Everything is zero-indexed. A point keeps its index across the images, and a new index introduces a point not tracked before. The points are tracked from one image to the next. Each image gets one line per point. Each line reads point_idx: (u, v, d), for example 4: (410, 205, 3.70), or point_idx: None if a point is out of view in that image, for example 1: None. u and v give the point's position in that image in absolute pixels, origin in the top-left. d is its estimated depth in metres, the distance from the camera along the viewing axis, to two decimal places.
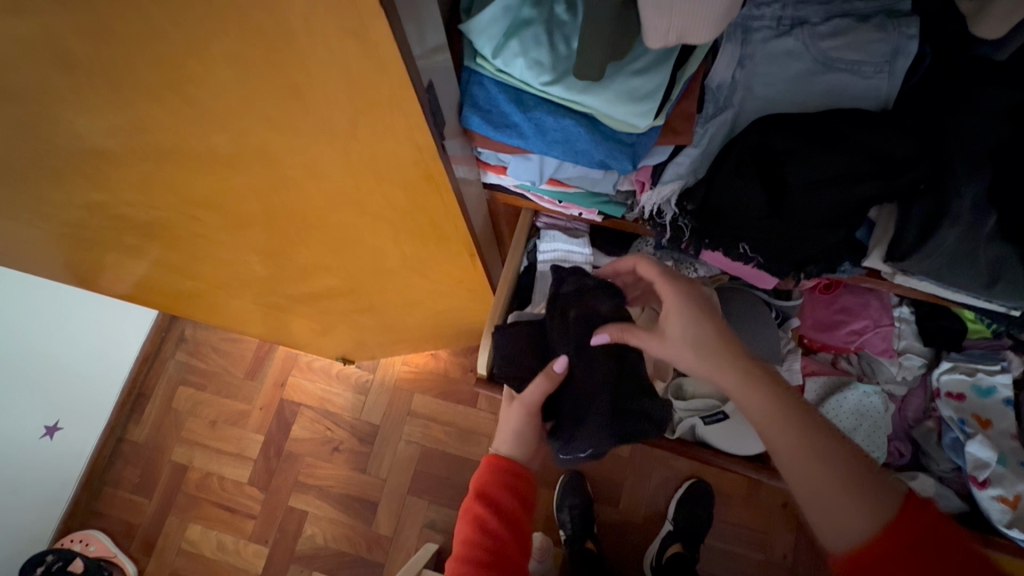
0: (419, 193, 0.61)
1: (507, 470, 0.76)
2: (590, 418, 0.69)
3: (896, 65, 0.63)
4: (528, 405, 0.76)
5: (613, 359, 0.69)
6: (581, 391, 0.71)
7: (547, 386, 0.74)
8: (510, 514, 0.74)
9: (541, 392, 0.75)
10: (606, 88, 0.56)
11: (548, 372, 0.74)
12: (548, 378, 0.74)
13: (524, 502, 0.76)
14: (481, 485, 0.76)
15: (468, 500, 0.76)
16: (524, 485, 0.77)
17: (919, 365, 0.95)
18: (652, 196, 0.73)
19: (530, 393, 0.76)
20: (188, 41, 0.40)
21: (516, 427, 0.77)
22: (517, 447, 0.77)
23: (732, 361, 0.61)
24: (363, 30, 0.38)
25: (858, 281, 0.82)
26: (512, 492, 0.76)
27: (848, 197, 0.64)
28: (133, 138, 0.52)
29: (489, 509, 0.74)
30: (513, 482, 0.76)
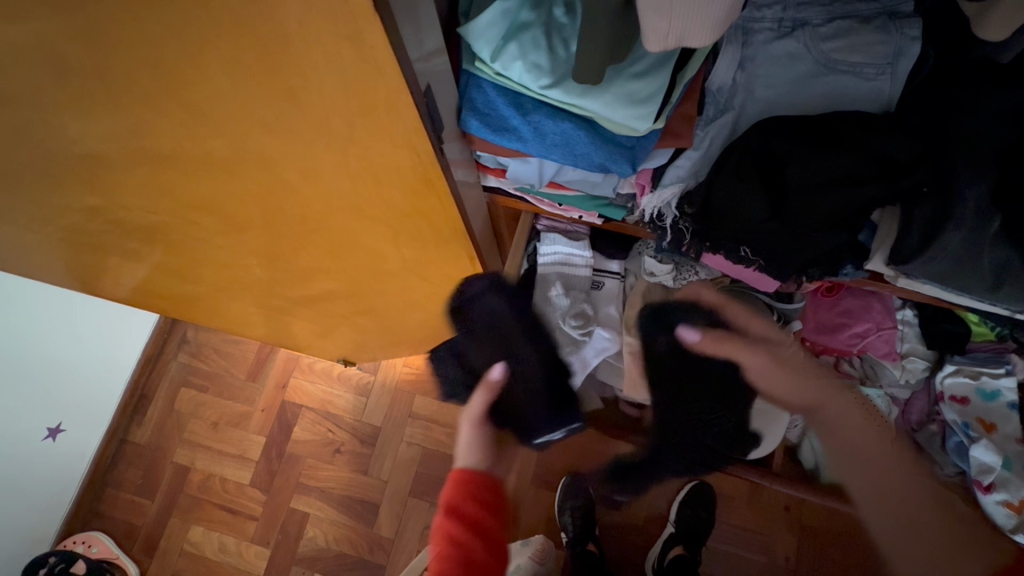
0: (418, 196, 0.60)
1: (470, 481, 0.74)
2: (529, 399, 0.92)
3: (898, 67, 0.63)
4: (474, 415, 0.84)
5: (540, 356, 0.92)
6: (517, 389, 0.90)
7: (488, 395, 0.87)
8: (482, 525, 0.71)
9: (483, 402, 0.86)
10: (605, 91, 0.56)
11: (488, 382, 0.88)
12: (489, 388, 0.87)
13: (494, 510, 0.73)
14: (448, 501, 0.73)
15: (438, 517, 0.73)
16: (493, 493, 0.74)
17: (923, 368, 0.94)
18: (653, 200, 0.73)
19: (474, 406, 0.86)
20: (181, 44, 0.40)
21: (467, 442, 0.79)
22: (474, 457, 0.77)
23: (822, 383, 0.85)
24: (357, 34, 0.38)
25: (860, 284, 0.81)
26: (481, 502, 0.73)
27: (852, 200, 0.63)
28: (129, 143, 0.52)
29: (460, 526, 0.70)
30: (482, 493, 0.73)
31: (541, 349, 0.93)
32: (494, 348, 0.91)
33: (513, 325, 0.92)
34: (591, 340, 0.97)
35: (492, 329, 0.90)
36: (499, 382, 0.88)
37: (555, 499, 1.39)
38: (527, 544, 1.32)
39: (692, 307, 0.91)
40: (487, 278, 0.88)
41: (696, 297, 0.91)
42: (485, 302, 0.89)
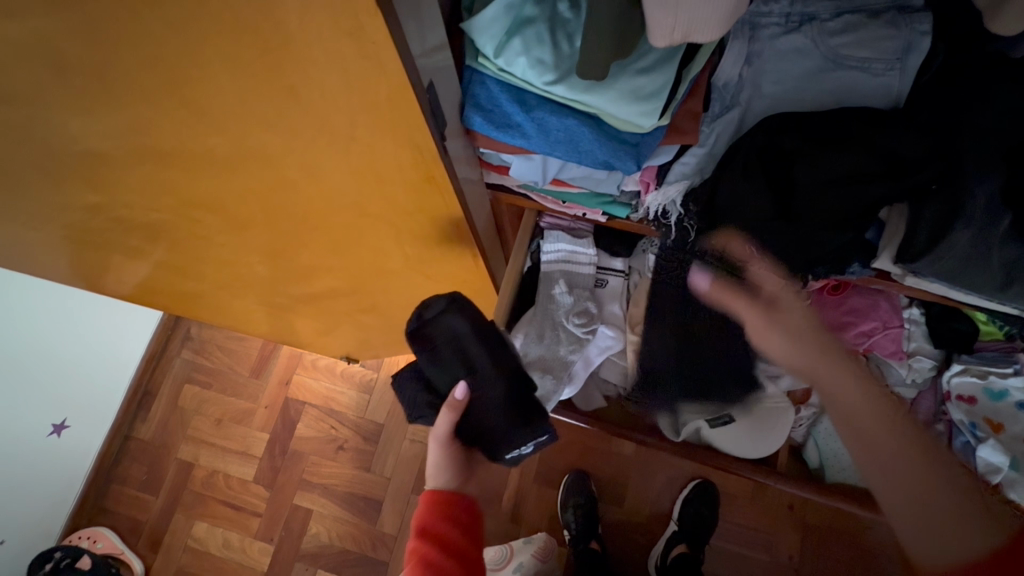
0: (421, 194, 0.60)
1: (443, 502, 0.74)
2: (506, 425, 0.68)
3: (908, 62, 0.62)
4: (440, 436, 0.71)
5: (507, 375, 0.68)
6: (488, 411, 0.68)
7: (453, 416, 0.68)
8: (457, 547, 0.72)
9: (449, 424, 0.69)
10: (609, 87, 0.55)
11: (450, 403, 0.68)
12: (452, 410, 0.68)
13: (468, 529, 0.74)
14: (423, 522, 0.73)
15: (411, 541, 0.73)
16: (465, 511, 0.75)
17: (930, 367, 0.93)
18: (657, 197, 0.73)
19: (439, 428, 0.70)
20: (181, 41, 0.39)
21: (438, 460, 0.73)
22: (446, 476, 0.74)
23: (832, 354, 0.67)
24: (358, 30, 0.37)
25: (867, 283, 0.80)
26: (454, 521, 0.73)
27: (859, 198, 0.63)
28: (130, 141, 0.52)
29: (433, 548, 0.71)
30: (454, 512, 0.74)
31: (507, 365, 0.69)
32: (455, 369, 0.68)
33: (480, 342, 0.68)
34: (595, 339, 0.95)
35: (455, 347, 0.68)
36: (464, 402, 0.68)
37: (558, 497, 1.39)
38: (529, 542, 1.32)
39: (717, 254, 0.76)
40: (446, 297, 0.69)
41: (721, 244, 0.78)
42: (445, 323, 0.68)
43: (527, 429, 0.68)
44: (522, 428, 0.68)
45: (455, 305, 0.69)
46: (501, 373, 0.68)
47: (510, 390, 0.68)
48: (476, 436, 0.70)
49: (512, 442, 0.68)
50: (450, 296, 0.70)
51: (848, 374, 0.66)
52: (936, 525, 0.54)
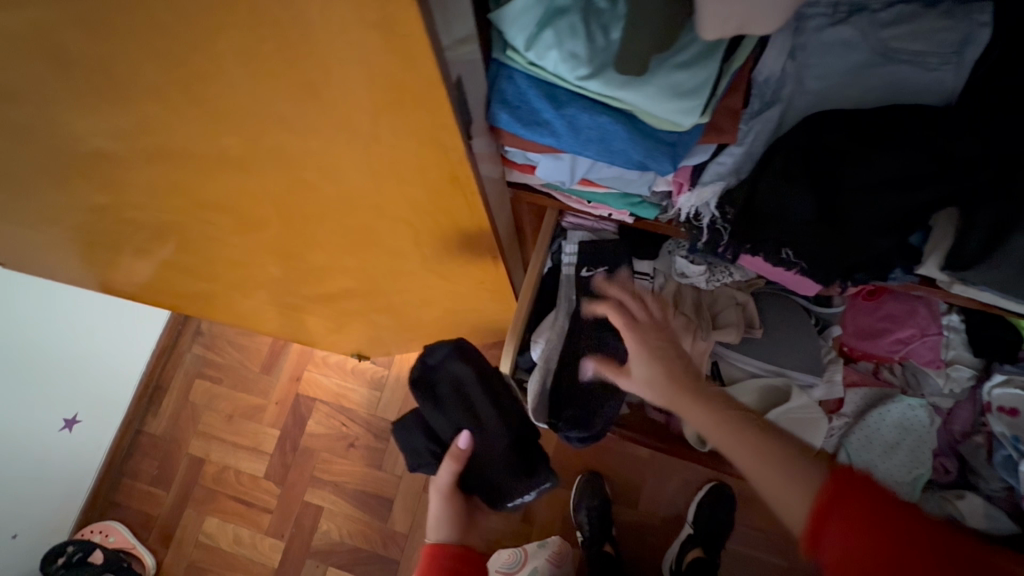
0: (443, 194, 0.57)
1: (442, 552, 0.72)
2: (507, 475, 0.76)
3: (965, 55, 0.58)
4: (443, 487, 0.74)
5: (508, 425, 0.75)
6: (491, 458, 0.75)
7: (457, 466, 0.73)
8: None
9: (453, 475, 0.73)
10: (647, 83, 0.51)
11: (453, 452, 0.72)
12: (454, 459, 0.72)
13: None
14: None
15: None
16: (467, 565, 0.72)
17: (968, 377, 0.87)
18: (691, 198, 0.68)
19: (442, 477, 0.73)
20: (195, 35, 0.36)
21: (443, 504, 0.73)
22: (449, 523, 0.73)
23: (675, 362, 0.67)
24: (388, 22, 0.34)
25: (909, 289, 0.76)
26: None
27: (912, 203, 0.59)
28: (140, 140, 0.49)
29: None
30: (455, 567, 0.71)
31: (507, 414, 0.76)
32: (460, 416, 0.74)
33: (481, 390, 0.75)
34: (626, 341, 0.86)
35: (457, 393, 0.75)
36: (468, 452, 0.72)
37: (570, 498, 1.36)
38: (543, 545, 1.29)
39: (661, 270, 0.89)
40: (451, 343, 0.77)
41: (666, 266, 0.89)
42: (448, 369, 0.75)
43: (528, 478, 0.77)
44: (523, 478, 0.76)
45: (459, 352, 0.77)
46: (503, 422, 0.75)
47: (511, 442, 0.75)
48: (477, 482, 0.76)
49: (514, 489, 0.77)
50: (454, 343, 0.78)
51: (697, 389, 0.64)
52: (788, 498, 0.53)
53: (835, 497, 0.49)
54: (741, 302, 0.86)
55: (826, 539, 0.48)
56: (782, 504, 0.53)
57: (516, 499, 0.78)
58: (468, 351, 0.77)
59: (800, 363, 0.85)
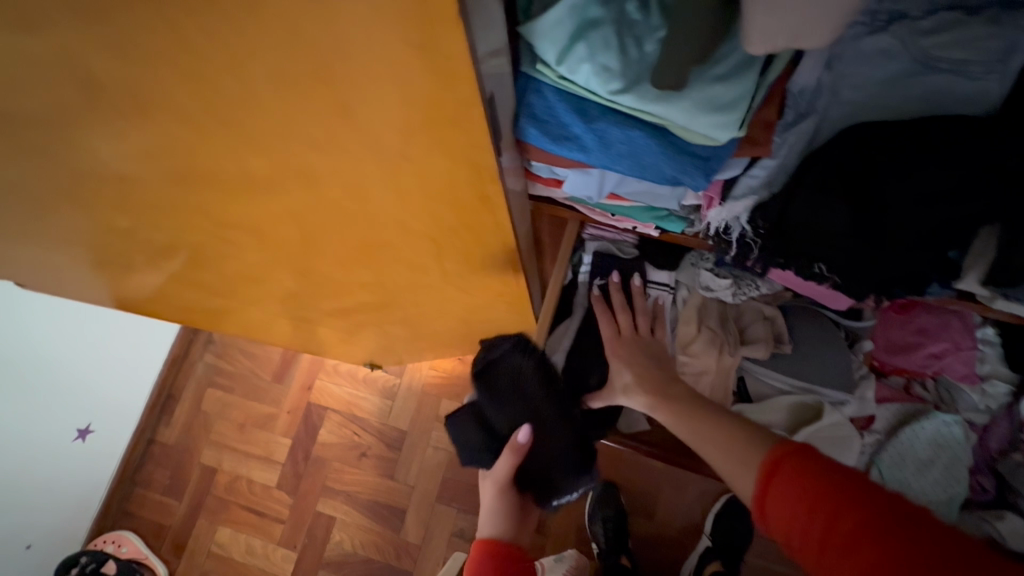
0: (469, 212, 0.55)
1: (494, 551, 0.76)
2: (560, 469, 0.79)
3: (1010, 64, 0.56)
4: (498, 479, 0.80)
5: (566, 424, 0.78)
6: (547, 453, 0.78)
7: (514, 457, 0.77)
8: None
9: (509, 465, 0.78)
10: (683, 97, 0.50)
11: (513, 444, 0.77)
12: (513, 450, 0.77)
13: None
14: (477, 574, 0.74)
15: None
16: (514, 562, 0.76)
17: (1006, 393, 0.85)
18: (721, 213, 0.67)
19: (500, 467, 0.79)
20: (226, 57, 0.35)
21: (495, 506, 0.80)
22: (499, 525, 0.79)
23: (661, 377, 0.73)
24: (429, 43, 0.33)
25: (945, 302, 0.74)
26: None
27: (953, 218, 0.57)
28: (162, 161, 0.48)
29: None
30: (503, 563, 0.75)
31: (566, 415, 0.79)
32: (517, 412, 0.78)
33: (540, 388, 0.78)
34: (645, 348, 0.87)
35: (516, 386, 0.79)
36: (525, 444, 0.77)
37: (585, 508, 1.34)
38: (561, 560, 1.26)
39: (683, 280, 0.87)
40: (513, 338, 0.82)
41: (689, 277, 0.86)
42: (510, 361, 0.80)
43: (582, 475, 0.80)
44: (577, 474, 0.79)
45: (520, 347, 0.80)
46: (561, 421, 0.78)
47: (568, 437, 0.78)
48: (532, 479, 0.80)
49: (565, 484, 0.80)
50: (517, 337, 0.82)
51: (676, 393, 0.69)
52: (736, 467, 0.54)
53: (778, 466, 0.49)
54: (769, 317, 0.84)
55: (771, 507, 0.48)
56: (734, 479, 0.54)
57: (565, 495, 0.81)
58: (529, 345, 0.80)
59: (832, 379, 0.83)
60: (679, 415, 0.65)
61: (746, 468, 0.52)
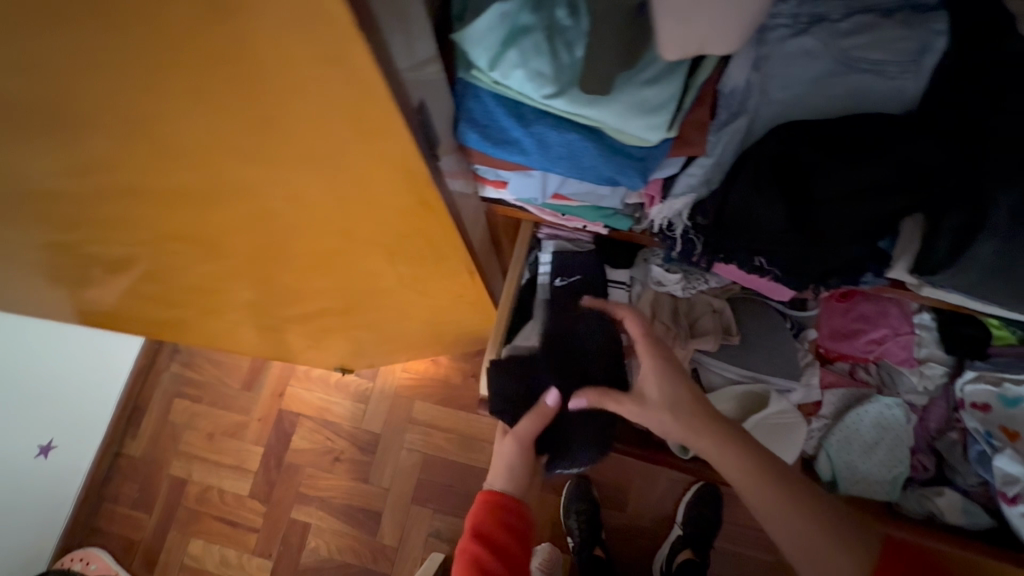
0: (412, 218, 0.57)
1: (498, 505, 0.77)
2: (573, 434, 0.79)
3: (923, 63, 0.60)
4: (521, 439, 0.78)
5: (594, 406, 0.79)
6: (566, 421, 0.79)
7: (539, 421, 0.77)
8: (505, 550, 0.74)
9: (535, 427, 0.77)
10: (615, 100, 0.51)
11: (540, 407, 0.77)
12: (539, 413, 0.77)
13: (519, 539, 0.76)
14: (478, 526, 0.76)
15: (463, 540, 0.76)
16: (517, 516, 0.78)
17: (942, 374, 0.90)
18: (662, 210, 0.69)
19: (522, 431, 0.77)
20: (138, 76, 0.36)
21: (508, 464, 0.77)
22: (508, 481, 0.78)
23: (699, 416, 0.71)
24: (342, 57, 0.34)
25: (880, 290, 0.78)
26: (508, 529, 0.76)
27: (878, 212, 0.60)
28: (88, 176, 0.48)
29: (486, 550, 0.73)
30: (507, 517, 0.77)
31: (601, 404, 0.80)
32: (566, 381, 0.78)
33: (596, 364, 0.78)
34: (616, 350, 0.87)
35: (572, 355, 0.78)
36: (551, 410, 0.77)
37: (560, 503, 1.36)
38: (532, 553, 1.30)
39: (636, 275, 0.90)
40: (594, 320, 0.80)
41: (643, 272, 0.89)
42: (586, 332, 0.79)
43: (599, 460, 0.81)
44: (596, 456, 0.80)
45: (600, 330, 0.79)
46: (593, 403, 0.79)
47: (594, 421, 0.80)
48: (550, 445, 0.80)
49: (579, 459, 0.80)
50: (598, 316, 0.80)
51: (718, 438, 0.69)
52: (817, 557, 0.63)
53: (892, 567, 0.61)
54: (717, 310, 0.86)
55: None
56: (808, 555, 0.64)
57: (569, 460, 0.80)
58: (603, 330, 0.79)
59: (779, 368, 0.86)
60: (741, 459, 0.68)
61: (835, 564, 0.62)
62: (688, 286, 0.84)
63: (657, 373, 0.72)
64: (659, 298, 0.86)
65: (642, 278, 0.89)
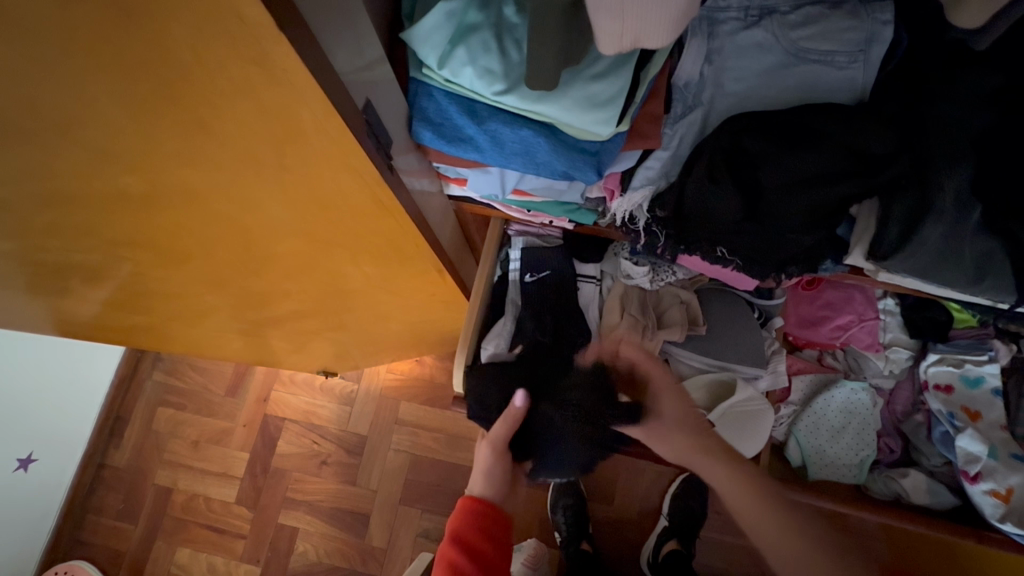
0: (370, 217, 0.57)
1: (479, 510, 0.74)
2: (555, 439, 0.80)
3: (872, 53, 0.60)
4: (496, 442, 0.78)
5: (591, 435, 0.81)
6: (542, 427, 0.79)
7: (512, 423, 0.77)
8: (485, 558, 0.70)
9: (508, 428, 0.78)
10: (563, 96, 0.52)
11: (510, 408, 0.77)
12: (510, 416, 0.77)
13: (498, 546, 0.72)
14: (457, 530, 0.72)
15: (441, 546, 0.72)
16: (498, 524, 0.74)
17: (907, 358, 0.93)
18: (623, 203, 0.69)
19: (495, 432, 0.78)
20: (63, 79, 0.36)
21: (486, 466, 0.77)
22: (489, 486, 0.76)
23: (702, 441, 0.72)
24: (267, 56, 0.34)
25: (842, 277, 0.79)
26: (490, 537, 0.72)
27: (829, 199, 0.61)
28: (27, 186, 0.47)
29: (465, 557, 0.69)
30: (487, 524, 0.73)
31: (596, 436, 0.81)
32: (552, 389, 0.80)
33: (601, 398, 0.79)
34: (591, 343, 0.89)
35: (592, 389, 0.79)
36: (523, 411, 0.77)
37: (548, 499, 1.36)
38: (520, 550, 1.28)
39: (607, 270, 0.92)
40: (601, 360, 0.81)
41: (613, 265, 0.91)
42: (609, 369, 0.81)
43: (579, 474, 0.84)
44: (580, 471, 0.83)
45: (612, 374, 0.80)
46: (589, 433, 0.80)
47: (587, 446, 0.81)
48: (525, 450, 0.80)
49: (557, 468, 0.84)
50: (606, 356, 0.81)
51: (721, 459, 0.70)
52: None
53: None
54: (684, 301, 0.88)
55: None
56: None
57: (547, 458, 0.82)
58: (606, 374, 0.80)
59: (745, 355, 0.87)
60: (761, 506, 0.65)
61: None
62: (654, 278, 0.85)
63: (664, 390, 0.77)
64: (628, 292, 0.88)
65: (613, 270, 0.92)
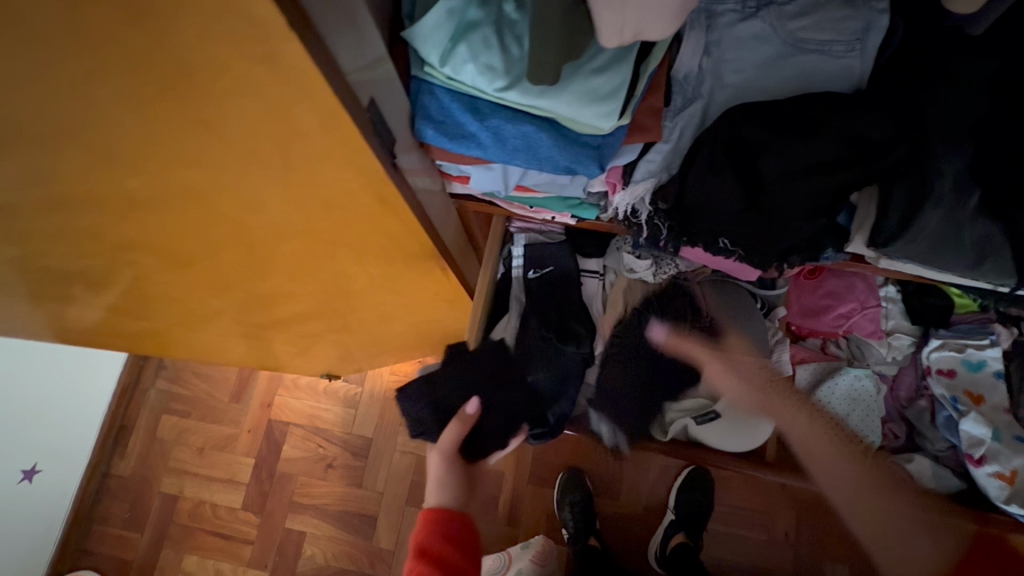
0: (375, 217, 0.58)
1: (441, 519, 0.71)
2: (503, 429, 0.83)
3: (868, 41, 0.61)
4: (444, 450, 0.77)
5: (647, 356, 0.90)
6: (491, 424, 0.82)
7: (460, 428, 0.79)
8: (455, 565, 0.68)
9: (455, 436, 0.78)
10: (565, 90, 0.52)
11: (461, 416, 0.79)
12: (461, 421, 0.79)
13: (465, 551, 0.70)
14: (420, 543, 0.69)
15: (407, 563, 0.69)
16: (463, 527, 0.72)
17: (909, 344, 0.94)
18: (625, 197, 0.70)
19: (445, 439, 0.78)
20: (69, 82, 0.36)
21: (438, 475, 0.76)
22: (446, 494, 0.74)
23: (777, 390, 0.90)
24: (272, 54, 0.35)
25: (844, 265, 0.80)
26: (456, 543, 0.70)
27: (830, 187, 0.61)
28: (32, 189, 0.47)
29: (431, 567, 0.67)
30: (451, 531, 0.70)
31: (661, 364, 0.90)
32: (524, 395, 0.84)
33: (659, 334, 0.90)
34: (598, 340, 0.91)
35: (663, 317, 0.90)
36: (474, 416, 0.80)
37: (554, 496, 1.36)
38: (527, 547, 1.28)
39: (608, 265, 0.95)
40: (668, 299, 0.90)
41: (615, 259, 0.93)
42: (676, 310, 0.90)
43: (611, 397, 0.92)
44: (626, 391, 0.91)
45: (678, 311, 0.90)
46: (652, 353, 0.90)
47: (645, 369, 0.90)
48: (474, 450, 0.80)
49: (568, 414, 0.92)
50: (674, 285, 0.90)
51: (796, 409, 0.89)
52: (867, 500, 0.79)
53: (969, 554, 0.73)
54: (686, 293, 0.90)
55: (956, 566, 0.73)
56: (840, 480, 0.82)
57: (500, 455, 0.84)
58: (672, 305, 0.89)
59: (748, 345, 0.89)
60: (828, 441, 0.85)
61: (872, 490, 0.79)
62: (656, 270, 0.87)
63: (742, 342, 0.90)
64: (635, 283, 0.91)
65: (616, 264, 0.93)
